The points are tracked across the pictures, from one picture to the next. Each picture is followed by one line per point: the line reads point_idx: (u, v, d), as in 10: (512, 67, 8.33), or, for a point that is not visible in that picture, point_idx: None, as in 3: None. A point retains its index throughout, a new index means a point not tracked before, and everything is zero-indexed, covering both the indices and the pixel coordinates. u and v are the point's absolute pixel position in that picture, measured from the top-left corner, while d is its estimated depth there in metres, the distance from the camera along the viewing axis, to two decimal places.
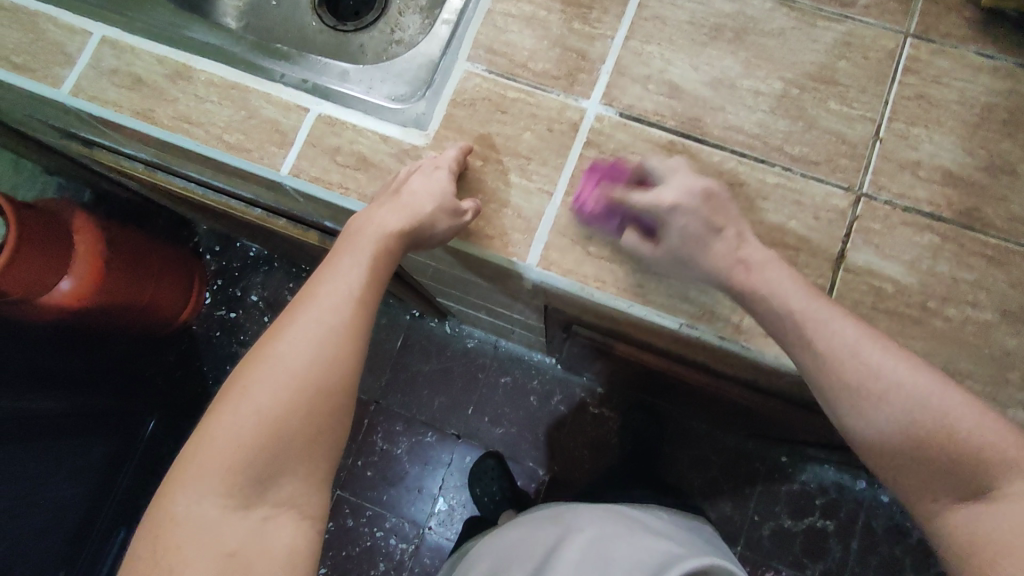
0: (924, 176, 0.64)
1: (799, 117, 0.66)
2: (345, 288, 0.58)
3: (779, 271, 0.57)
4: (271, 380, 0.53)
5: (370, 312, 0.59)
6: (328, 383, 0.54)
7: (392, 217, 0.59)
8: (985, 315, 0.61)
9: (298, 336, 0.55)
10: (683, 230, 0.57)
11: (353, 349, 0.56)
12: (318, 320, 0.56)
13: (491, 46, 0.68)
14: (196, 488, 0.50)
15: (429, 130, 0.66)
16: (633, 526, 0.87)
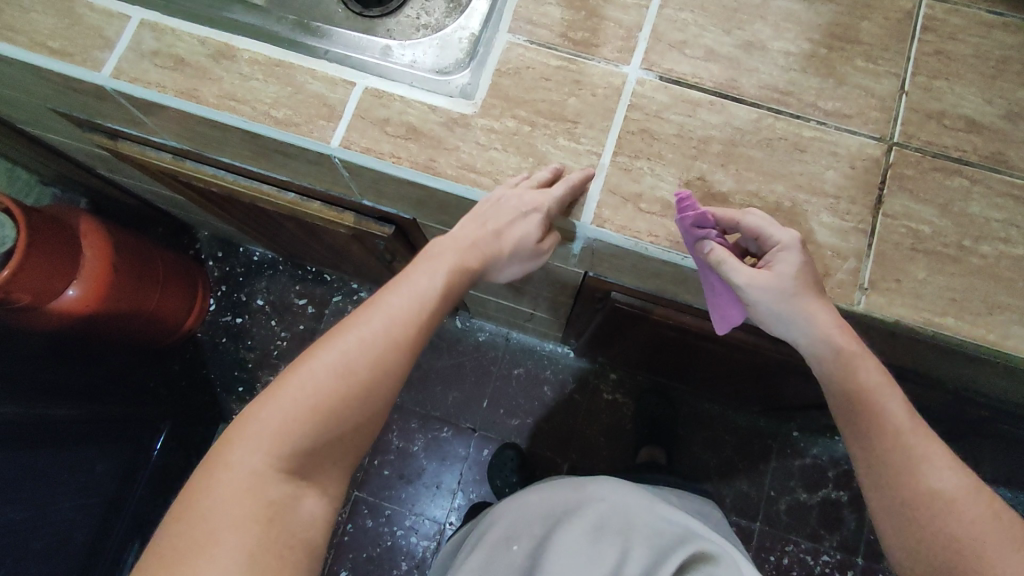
0: (949, 125, 0.66)
1: (829, 75, 0.68)
2: (417, 301, 0.62)
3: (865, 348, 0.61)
4: (337, 368, 0.57)
5: (430, 329, 0.63)
6: (385, 391, 0.59)
7: (469, 251, 0.65)
8: (1016, 250, 0.63)
9: (370, 339, 0.59)
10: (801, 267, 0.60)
11: (411, 366, 0.61)
12: (389, 326, 0.60)
13: (531, 18, 0.71)
14: (253, 445, 0.54)
15: (476, 100, 0.69)
16: (655, 500, 0.88)
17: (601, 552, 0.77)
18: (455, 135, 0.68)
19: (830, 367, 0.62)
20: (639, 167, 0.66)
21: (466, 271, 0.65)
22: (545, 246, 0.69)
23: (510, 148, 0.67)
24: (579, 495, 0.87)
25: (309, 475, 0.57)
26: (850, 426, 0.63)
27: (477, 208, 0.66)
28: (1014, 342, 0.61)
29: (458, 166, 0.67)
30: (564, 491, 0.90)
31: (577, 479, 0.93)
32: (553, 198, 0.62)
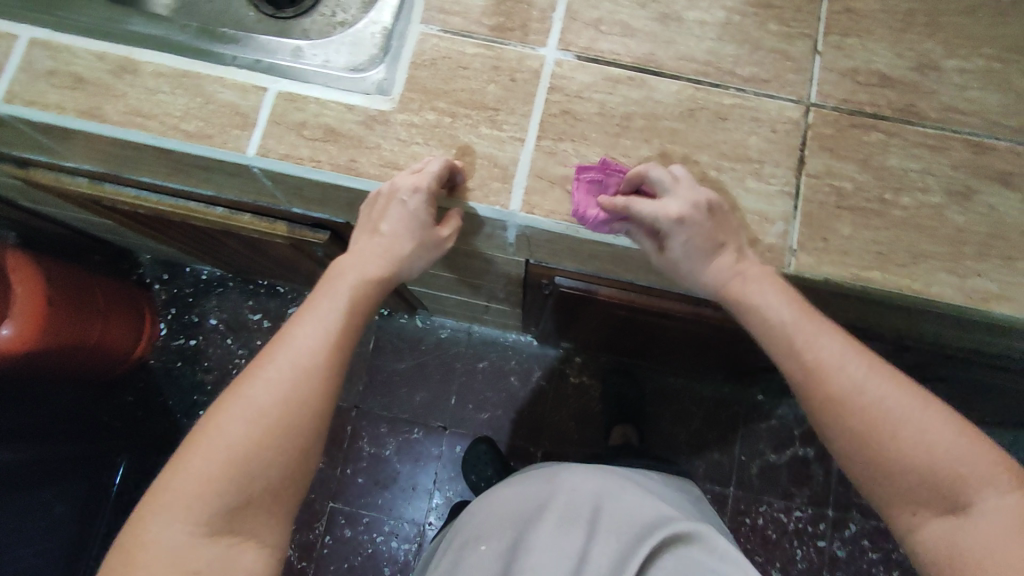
0: (863, 82, 0.67)
1: (744, 41, 0.68)
2: (319, 332, 0.60)
3: (831, 337, 0.61)
4: (242, 419, 0.56)
5: (342, 357, 0.61)
6: (300, 426, 0.57)
7: (369, 265, 0.63)
8: (935, 198, 0.64)
9: (272, 380, 0.57)
10: (687, 243, 0.61)
11: (326, 395, 0.59)
12: (291, 364, 0.58)
13: (443, 6, 0.69)
14: (170, 512, 0.53)
15: (393, 95, 0.67)
16: (621, 479, 0.89)
17: (574, 544, 0.78)
18: (375, 133, 0.66)
19: (808, 374, 0.61)
20: (564, 150, 0.65)
21: (377, 293, 0.65)
22: (447, 233, 0.65)
23: (432, 142, 0.66)
24: (549, 487, 0.87)
25: (239, 527, 0.56)
26: (844, 437, 0.60)
27: (369, 225, 0.64)
28: (939, 289, 0.62)
29: (381, 164, 0.66)
30: (532, 484, 0.90)
31: (548, 469, 0.94)
32: (429, 175, 0.60)
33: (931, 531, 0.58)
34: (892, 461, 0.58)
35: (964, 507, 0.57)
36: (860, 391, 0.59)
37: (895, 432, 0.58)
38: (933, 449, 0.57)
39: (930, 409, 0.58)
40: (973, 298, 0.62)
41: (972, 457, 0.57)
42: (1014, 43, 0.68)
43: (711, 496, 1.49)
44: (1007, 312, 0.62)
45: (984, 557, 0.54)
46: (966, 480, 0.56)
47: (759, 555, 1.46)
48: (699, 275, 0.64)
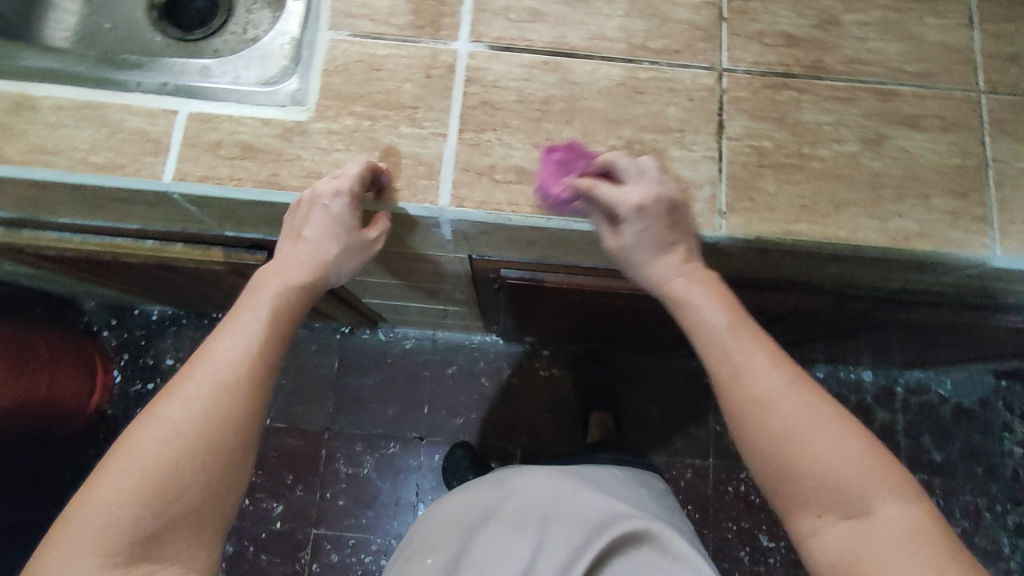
0: (769, 43, 0.69)
1: (652, 15, 0.69)
2: (240, 345, 0.59)
3: (746, 333, 0.62)
4: (159, 438, 0.54)
5: (267, 369, 0.60)
6: (222, 442, 0.56)
7: (292, 273, 0.63)
8: (850, 147, 0.66)
9: (190, 396, 0.56)
10: (643, 231, 0.63)
11: (251, 408, 0.58)
12: (212, 377, 0.57)
13: (349, 11, 0.68)
14: (82, 541, 0.51)
15: (309, 104, 0.66)
16: (576, 480, 0.93)
17: (519, 545, 0.82)
18: (294, 144, 0.65)
19: (726, 370, 0.61)
20: (487, 140, 0.65)
21: (303, 301, 0.64)
22: (373, 236, 0.65)
23: (353, 147, 0.65)
24: (500, 493, 0.92)
25: (157, 554, 0.54)
26: (755, 438, 0.60)
27: (292, 231, 0.63)
28: (863, 234, 0.64)
29: (304, 175, 0.65)
30: (484, 489, 0.94)
31: (502, 473, 0.98)
32: (351, 177, 0.60)
33: (833, 533, 0.57)
34: (798, 465, 0.58)
35: (864, 513, 0.56)
36: (776, 394, 0.59)
37: (807, 439, 0.58)
38: (838, 455, 0.57)
39: (842, 419, 0.59)
40: (896, 239, 0.64)
41: (873, 468, 0.57)
42: None
43: (692, 470, 1.51)
44: (929, 248, 0.64)
45: (879, 561, 0.54)
46: (868, 488, 0.56)
47: (745, 520, 1.48)
48: (648, 268, 0.65)
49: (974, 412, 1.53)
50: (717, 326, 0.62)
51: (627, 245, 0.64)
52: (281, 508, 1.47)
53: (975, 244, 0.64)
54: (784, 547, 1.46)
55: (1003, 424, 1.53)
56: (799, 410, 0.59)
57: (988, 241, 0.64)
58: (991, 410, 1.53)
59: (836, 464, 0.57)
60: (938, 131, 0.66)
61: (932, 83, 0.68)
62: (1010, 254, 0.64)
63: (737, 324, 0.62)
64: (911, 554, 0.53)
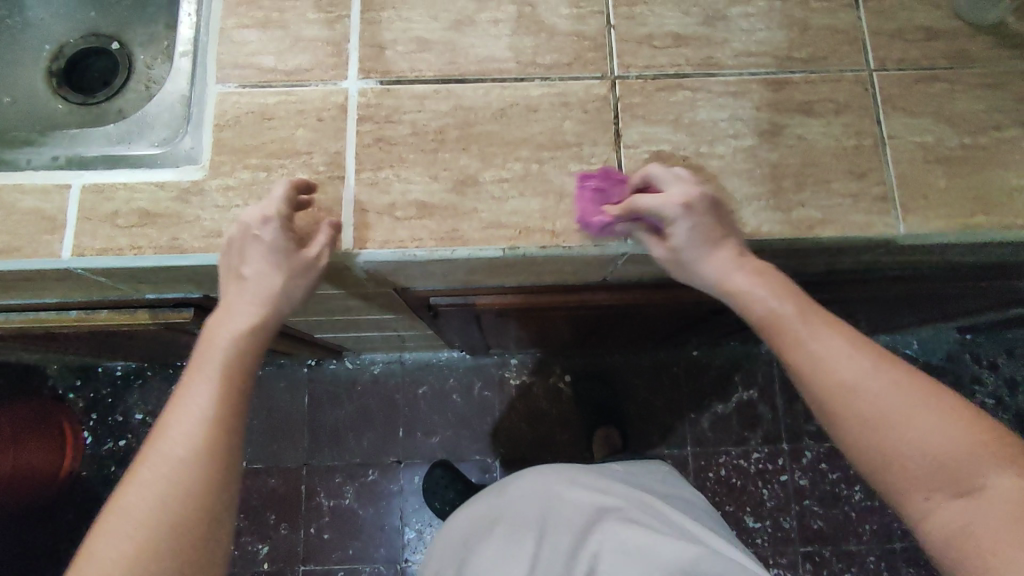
0: (660, 45, 0.69)
1: (540, 30, 0.69)
2: (207, 387, 0.57)
3: (819, 321, 0.57)
4: (128, 516, 0.52)
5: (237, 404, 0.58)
6: (208, 491, 0.54)
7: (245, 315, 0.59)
8: (746, 141, 0.66)
9: (168, 452, 0.54)
10: (693, 228, 0.59)
11: (232, 448, 0.56)
12: (175, 438, 0.54)
13: (236, 62, 0.68)
14: None
15: (203, 162, 0.66)
16: (568, 469, 0.98)
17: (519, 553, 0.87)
18: (192, 205, 0.64)
19: (801, 367, 0.56)
20: (384, 178, 0.65)
21: (268, 336, 0.61)
22: (314, 254, 0.60)
23: (251, 201, 0.65)
24: (501, 501, 0.96)
25: None
26: (859, 429, 0.54)
27: (231, 274, 0.60)
28: (768, 227, 0.64)
29: (204, 235, 0.64)
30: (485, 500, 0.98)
31: (500, 482, 1.02)
32: (277, 201, 0.59)
33: (943, 515, 0.52)
34: (898, 455, 0.53)
35: (974, 489, 0.51)
36: (857, 382, 0.54)
37: (901, 425, 0.53)
38: (935, 435, 0.52)
39: (929, 396, 0.54)
40: (800, 228, 0.64)
41: (976, 439, 0.52)
42: None
43: (672, 460, 1.51)
44: (834, 234, 0.64)
45: (999, 538, 0.48)
46: (971, 463, 0.51)
47: (729, 504, 1.49)
48: (702, 267, 0.60)
49: (943, 368, 1.55)
50: (785, 317, 0.57)
51: (682, 249, 0.60)
52: (268, 548, 1.47)
53: (879, 225, 0.64)
54: (770, 526, 1.48)
55: (972, 376, 1.54)
56: (877, 398, 0.54)
57: (891, 220, 0.64)
58: (958, 363, 1.55)
59: (934, 446, 0.52)
60: (832, 115, 0.67)
61: (822, 67, 0.68)
62: (914, 230, 0.64)
63: (805, 313, 0.57)
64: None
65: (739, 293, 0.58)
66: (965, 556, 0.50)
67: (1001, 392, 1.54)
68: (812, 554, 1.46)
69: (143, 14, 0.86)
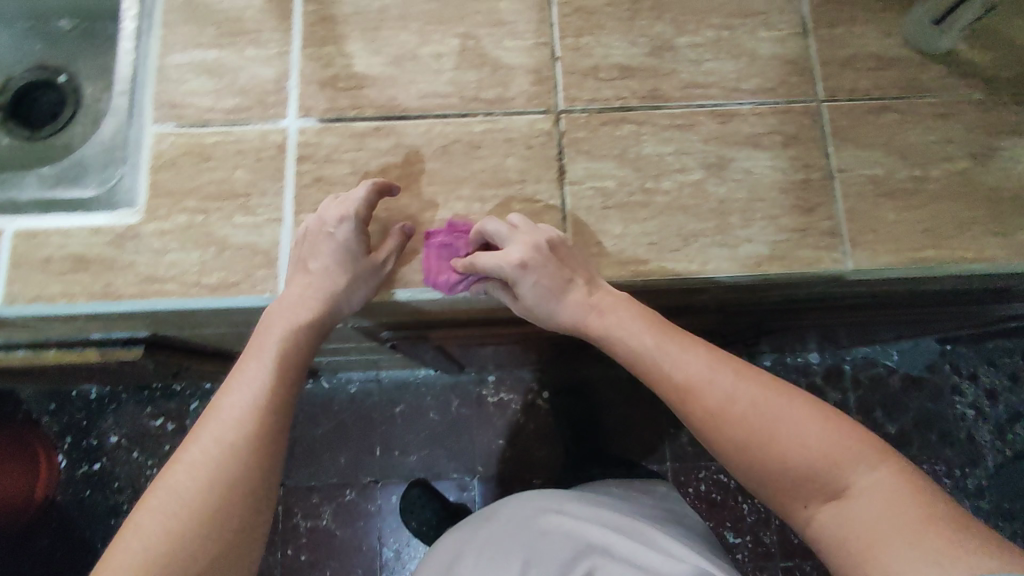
0: (606, 77, 0.67)
1: (483, 63, 0.68)
2: (248, 386, 0.59)
3: (679, 347, 0.59)
4: (174, 495, 0.53)
5: (277, 407, 0.59)
6: (236, 491, 0.54)
7: (297, 307, 0.60)
8: (693, 175, 0.65)
9: (199, 449, 0.55)
10: (537, 283, 0.59)
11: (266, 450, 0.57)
12: (218, 423, 0.57)
13: (173, 101, 0.67)
14: None
15: (139, 205, 0.64)
16: (557, 496, 0.95)
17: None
18: (127, 251, 0.63)
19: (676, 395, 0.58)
20: None
21: (320, 334, 0.63)
22: (381, 258, 0.62)
23: (188, 245, 0.63)
24: (490, 525, 0.94)
25: None
26: (732, 447, 0.55)
27: (298, 266, 0.61)
28: (714, 265, 0.63)
29: (140, 281, 0.62)
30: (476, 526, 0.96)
31: (492, 507, 1.01)
32: (356, 201, 0.60)
33: (824, 521, 0.53)
34: (772, 466, 0.54)
35: (843, 490, 0.52)
36: (727, 401, 0.56)
37: (770, 439, 0.54)
38: (799, 441, 0.53)
39: (797, 407, 0.55)
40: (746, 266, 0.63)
41: (843, 441, 0.53)
42: (738, 8, 0.69)
43: None
44: (780, 271, 0.63)
45: (877, 531, 0.49)
46: (838, 468, 0.52)
47: (709, 520, 1.48)
48: (558, 317, 0.62)
49: (923, 380, 1.53)
50: (644, 350, 0.59)
51: (531, 301, 0.61)
52: None
53: (826, 260, 0.63)
54: (750, 541, 1.46)
55: (953, 386, 1.53)
56: (749, 413, 0.55)
57: (839, 255, 0.63)
58: (939, 373, 1.53)
59: (800, 451, 0.53)
60: (780, 148, 0.66)
61: (770, 98, 0.67)
62: (862, 265, 0.63)
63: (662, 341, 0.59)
64: (903, 525, 0.48)
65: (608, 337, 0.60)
66: (854, 557, 0.50)
67: (982, 403, 1.52)
68: (792, 569, 1.45)
69: (91, 45, 0.84)
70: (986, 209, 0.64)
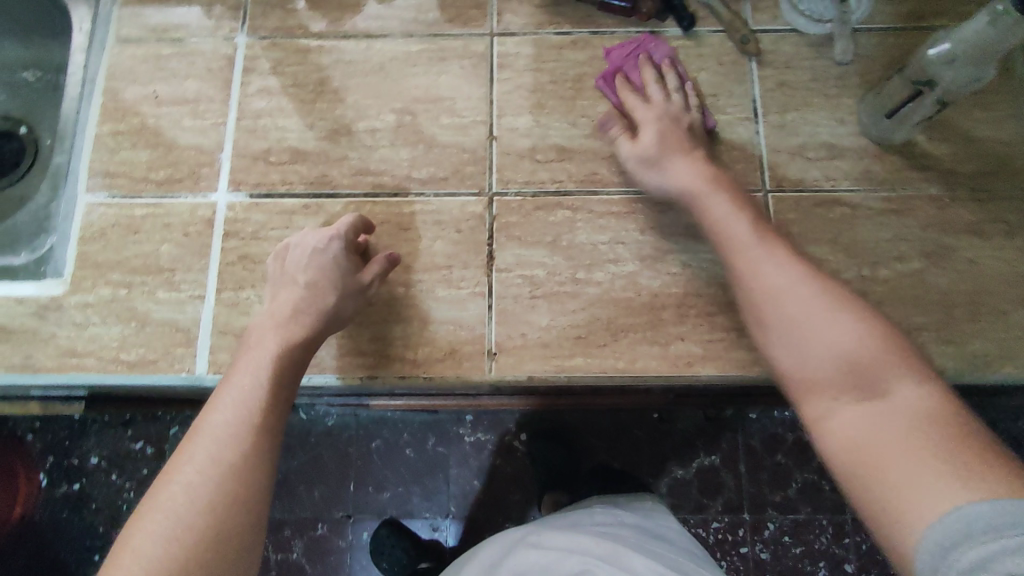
0: (542, 159, 0.66)
1: (418, 141, 0.66)
2: (240, 414, 0.50)
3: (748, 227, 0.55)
4: (169, 520, 0.45)
5: (275, 436, 0.51)
6: (237, 531, 0.46)
7: (289, 322, 0.56)
8: (627, 266, 0.63)
9: (194, 480, 0.47)
10: (661, 130, 0.61)
11: (264, 485, 0.49)
12: (229, 423, 0.50)
13: (107, 170, 0.66)
14: None
15: (66, 276, 0.64)
16: (526, 531, 0.69)
17: None
18: (48, 322, 0.62)
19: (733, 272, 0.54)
20: (245, 298, 0.63)
21: (316, 342, 0.57)
22: (368, 278, 0.59)
23: (109, 319, 0.62)
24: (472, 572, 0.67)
25: None
26: (760, 323, 0.52)
27: (284, 278, 0.58)
28: (642, 362, 0.60)
29: (59, 354, 0.62)
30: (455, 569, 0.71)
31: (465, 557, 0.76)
32: (344, 223, 0.60)
33: (847, 421, 0.44)
34: (801, 350, 0.48)
35: (879, 396, 0.44)
36: (758, 280, 0.52)
37: (808, 326, 0.49)
38: (843, 340, 0.47)
39: (844, 307, 0.49)
40: (677, 365, 0.61)
41: (883, 350, 0.46)
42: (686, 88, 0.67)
43: None
44: (712, 373, 0.60)
45: (900, 441, 0.41)
46: (882, 373, 0.44)
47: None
48: (659, 173, 0.60)
49: None
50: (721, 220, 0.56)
51: (636, 163, 0.62)
52: None
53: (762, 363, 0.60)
54: None
55: None
56: (785, 296, 0.50)
57: None
58: None
59: (849, 352, 0.46)
60: None
61: None
62: None
63: (758, 225, 0.55)
64: (935, 436, 0.40)
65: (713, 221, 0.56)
66: (866, 464, 0.41)
67: None
68: None
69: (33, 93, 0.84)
70: (937, 314, 0.61)
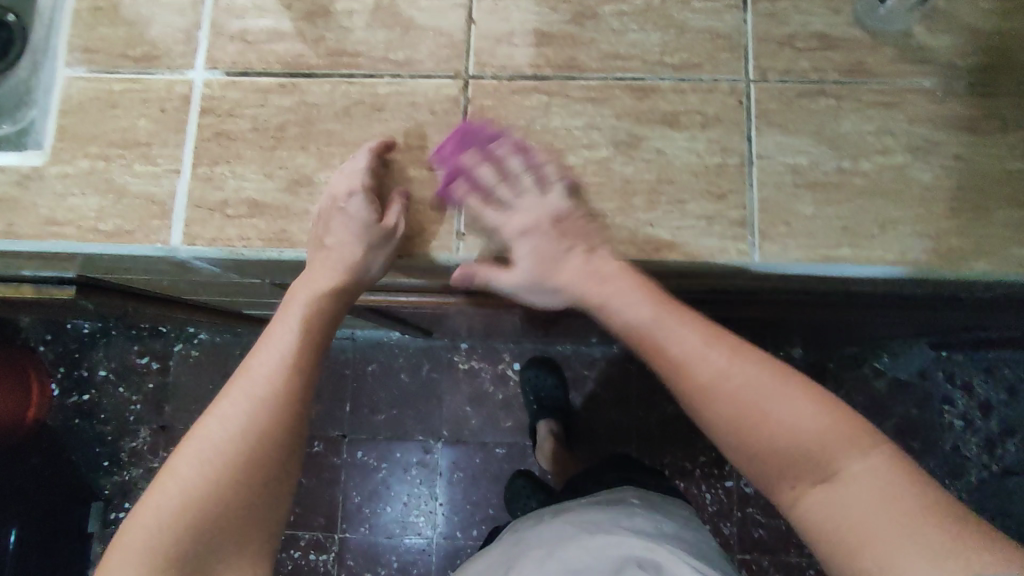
0: (520, 44, 0.64)
1: (395, 23, 0.65)
2: (275, 359, 0.58)
3: (627, 282, 0.57)
4: (201, 446, 0.54)
5: (307, 376, 0.59)
6: (264, 459, 0.55)
7: (321, 278, 0.61)
8: (600, 152, 0.62)
9: (225, 416, 0.55)
10: (537, 249, 0.61)
11: (280, 445, 0.56)
12: (262, 366, 0.58)
13: (86, 45, 0.66)
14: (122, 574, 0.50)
15: (47, 147, 0.65)
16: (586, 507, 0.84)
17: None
18: (29, 191, 0.64)
19: (666, 371, 0.55)
20: (219, 173, 0.63)
21: (348, 297, 0.64)
22: (391, 223, 0.60)
23: (88, 191, 0.63)
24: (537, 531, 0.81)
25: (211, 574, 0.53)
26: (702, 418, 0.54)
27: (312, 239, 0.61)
28: (610, 246, 0.60)
29: (40, 222, 0.63)
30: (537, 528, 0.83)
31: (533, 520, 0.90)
32: (362, 168, 0.60)
33: (812, 504, 0.49)
34: (751, 435, 0.51)
35: (833, 474, 0.48)
36: (698, 371, 0.53)
37: (757, 417, 0.51)
38: (794, 424, 0.50)
39: (785, 385, 0.52)
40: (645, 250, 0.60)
41: (832, 425, 0.50)
42: None
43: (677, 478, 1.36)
44: (680, 258, 0.60)
45: (865, 514, 0.46)
46: (829, 446, 0.49)
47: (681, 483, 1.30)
48: (562, 281, 0.60)
49: (912, 386, 1.41)
50: (642, 322, 0.56)
51: (519, 281, 0.61)
52: None
53: (731, 251, 0.60)
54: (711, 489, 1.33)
55: (942, 395, 1.42)
56: (733, 391, 0.52)
57: (745, 247, 0.60)
58: (930, 380, 1.42)
59: (798, 432, 0.50)
60: (698, 129, 0.62)
61: (695, 75, 0.63)
62: (770, 260, 0.60)
63: (666, 309, 0.56)
64: (893, 513, 0.45)
65: (615, 301, 0.57)
66: (844, 550, 0.46)
67: (972, 415, 1.41)
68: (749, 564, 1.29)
69: None
70: (915, 209, 0.60)
